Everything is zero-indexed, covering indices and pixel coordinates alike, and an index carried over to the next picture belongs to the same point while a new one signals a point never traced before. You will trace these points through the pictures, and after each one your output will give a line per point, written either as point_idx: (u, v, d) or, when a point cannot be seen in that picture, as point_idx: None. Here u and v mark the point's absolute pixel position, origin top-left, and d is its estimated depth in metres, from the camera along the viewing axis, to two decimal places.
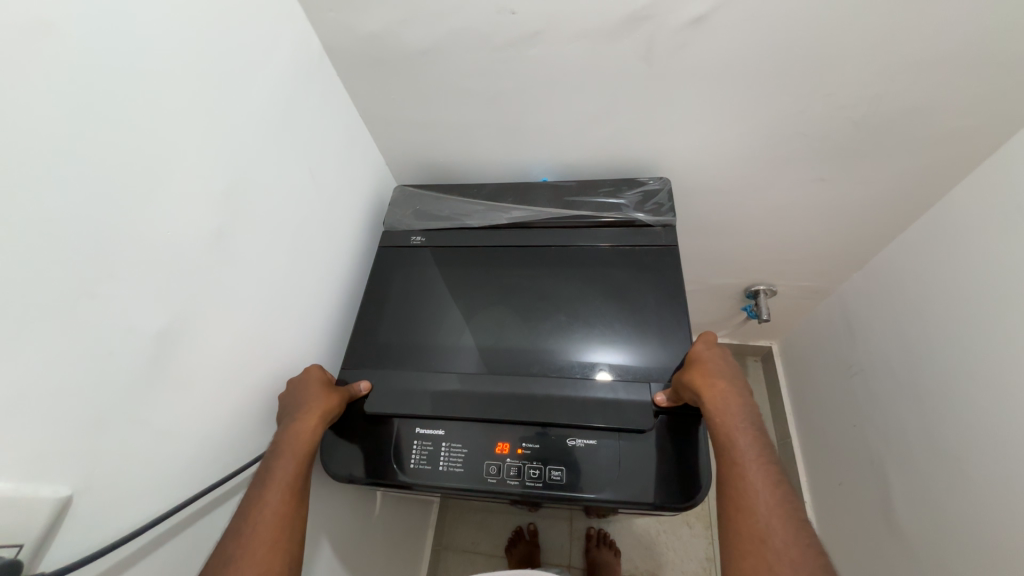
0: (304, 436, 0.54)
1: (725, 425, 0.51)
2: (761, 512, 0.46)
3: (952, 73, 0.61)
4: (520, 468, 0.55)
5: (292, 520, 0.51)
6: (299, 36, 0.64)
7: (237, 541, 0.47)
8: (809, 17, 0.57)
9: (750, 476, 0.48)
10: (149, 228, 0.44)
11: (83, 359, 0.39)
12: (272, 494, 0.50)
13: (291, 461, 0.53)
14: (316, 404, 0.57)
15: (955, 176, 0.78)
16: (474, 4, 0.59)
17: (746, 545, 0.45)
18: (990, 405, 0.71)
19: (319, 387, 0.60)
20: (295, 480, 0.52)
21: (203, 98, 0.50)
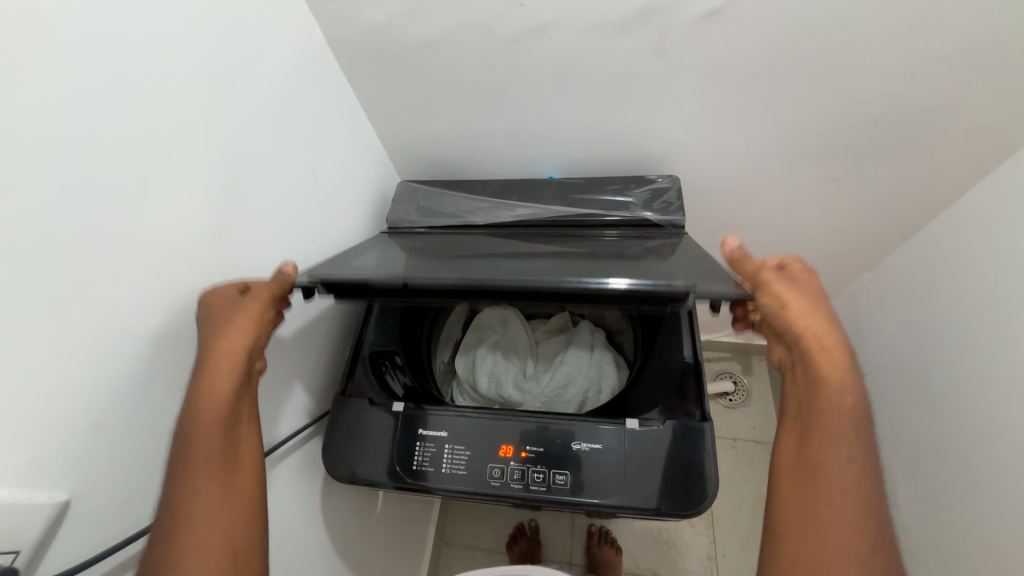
0: (218, 393, 0.47)
1: (835, 411, 0.46)
2: (847, 482, 0.45)
3: (977, 69, 0.58)
4: (524, 472, 0.53)
5: (239, 483, 0.48)
6: (302, 27, 0.62)
7: (177, 519, 0.44)
8: (830, 9, 0.55)
9: (840, 483, 0.45)
10: (141, 227, 0.43)
11: (80, 361, 0.38)
12: (204, 462, 0.46)
13: (208, 422, 0.46)
14: (226, 346, 0.48)
15: (974, 178, 0.75)
16: None
17: (821, 510, 0.45)
18: (999, 411, 0.70)
19: (231, 304, 0.49)
20: (224, 437, 0.47)
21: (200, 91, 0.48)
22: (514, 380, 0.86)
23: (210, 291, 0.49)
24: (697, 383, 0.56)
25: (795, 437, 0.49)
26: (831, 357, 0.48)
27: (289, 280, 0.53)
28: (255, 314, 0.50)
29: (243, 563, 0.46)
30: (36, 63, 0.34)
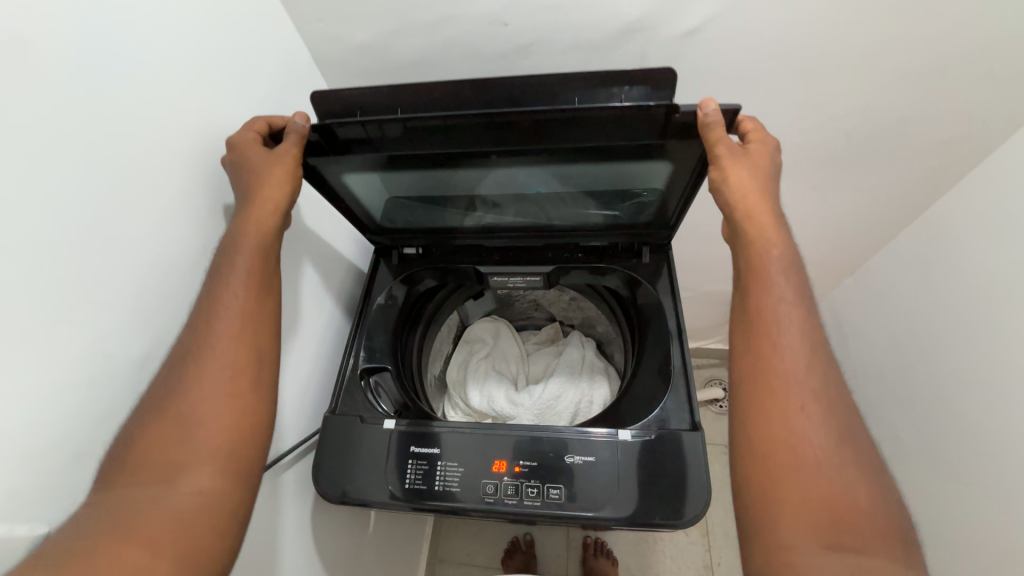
0: (258, 228, 0.49)
1: (766, 264, 0.47)
2: (791, 324, 0.44)
3: (945, 82, 0.61)
4: (518, 487, 0.53)
5: (262, 325, 0.48)
6: (289, 47, 0.63)
7: (200, 343, 0.44)
8: (804, 27, 0.57)
9: (787, 332, 0.44)
10: (123, 254, 0.42)
11: (60, 390, 0.37)
12: (231, 294, 0.46)
13: (247, 255, 0.48)
14: (264, 183, 0.50)
15: (947, 184, 0.78)
16: (467, 14, 0.59)
17: (763, 351, 0.44)
18: (982, 410, 0.72)
19: (257, 159, 0.51)
20: (260, 269, 0.49)
21: (184, 119, 0.48)
22: (507, 392, 0.86)
23: (235, 140, 0.51)
24: (687, 393, 0.57)
25: (740, 296, 0.49)
26: (749, 212, 0.49)
27: (304, 134, 0.52)
28: (286, 169, 0.51)
29: (257, 417, 0.44)
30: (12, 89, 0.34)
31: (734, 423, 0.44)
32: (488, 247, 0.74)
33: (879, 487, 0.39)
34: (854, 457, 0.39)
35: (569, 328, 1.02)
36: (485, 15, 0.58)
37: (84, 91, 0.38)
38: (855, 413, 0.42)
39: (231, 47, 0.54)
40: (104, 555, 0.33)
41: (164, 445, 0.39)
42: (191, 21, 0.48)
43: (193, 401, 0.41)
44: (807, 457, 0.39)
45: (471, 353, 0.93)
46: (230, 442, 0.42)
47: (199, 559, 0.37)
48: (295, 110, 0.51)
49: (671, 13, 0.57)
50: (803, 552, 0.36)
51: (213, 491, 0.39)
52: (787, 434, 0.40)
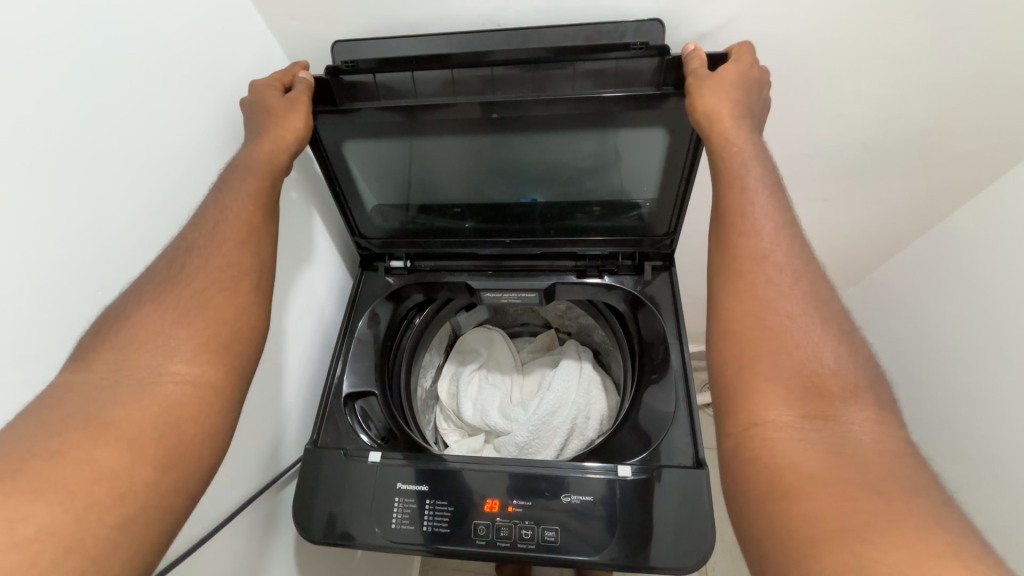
0: (264, 157, 0.50)
1: (735, 153, 0.44)
2: (766, 230, 0.42)
3: (970, 96, 0.58)
4: (511, 529, 0.50)
5: (259, 228, 0.47)
6: (261, 47, 0.57)
7: (201, 237, 0.44)
8: (824, 34, 0.52)
9: (762, 221, 0.42)
10: (53, 288, 0.37)
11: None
12: (235, 201, 0.47)
13: (252, 176, 0.48)
14: (282, 115, 0.51)
15: (961, 198, 0.75)
16: (456, 15, 0.53)
17: (744, 264, 0.41)
18: (995, 433, 0.70)
19: (276, 99, 0.52)
20: (263, 194, 0.48)
21: (107, 131, 0.41)
22: (500, 406, 0.83)
23: (257, 87, 0.53)
24: (690, 426, 0.54)
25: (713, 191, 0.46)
26: (721, 118, 0.46)
27: (313, 85, 0.53)
28: (303, 116, 0.52)
29: (246, 315, 0.43)
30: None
31: (708, 308, 0.43)
32: (480, 255, 0.69)
33: (857, 359, 0.38)
34: (830, 329, 0.38)
35: (565, 336, 0.99)
36: (475, 17, 0.54)
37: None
38: (830, 288, 0.41)
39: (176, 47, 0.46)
40: (70, 450, 0.31)
41: (144, 339, 0.37)
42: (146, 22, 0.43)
43: (184, 295, 0.40)
44: (783, 334, 0.38)
45: (463, 364, 0.90)
46: (218, 338, 0.40)
47: (183, 452, 0.35)
48: (302, 70, 0.54)
49: (680, 17, 0.52)
50: (780, 427, 0.35)
51: (199, 381, 0.38)
52: (763, 315, 0.39)
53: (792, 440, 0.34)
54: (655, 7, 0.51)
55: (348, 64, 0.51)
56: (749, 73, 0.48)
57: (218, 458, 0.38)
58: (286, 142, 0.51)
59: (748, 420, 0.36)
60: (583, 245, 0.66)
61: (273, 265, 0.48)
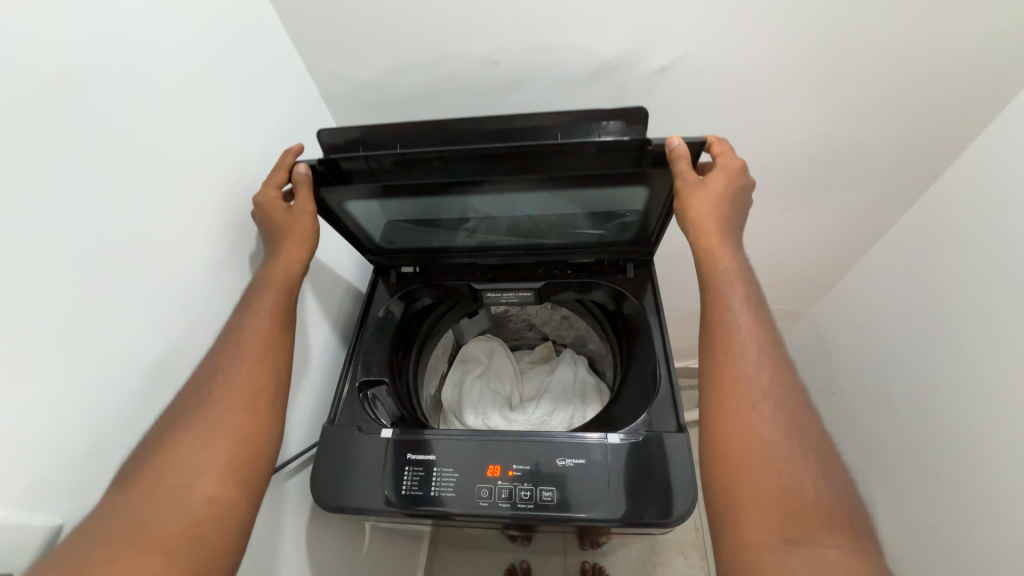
0: (280, 271, 0.54)
1: (718, 271, 0.53)
2: (739, 308, 0.50)
3: (892, 116, 0.69)
4: (511, 491, 0.54)
5: (279, 338, 0.51)
6: (301, 82, 0.68)
7: (228, 351, 0.48)
8: (762, 67, 0.64)
9: (744, 342, 0.48)
10: (135, 259, 0.43)
11: (40, 406, 0.35)
12: (258, 317, 0.51)
13: (270, 292, 0.53)
14: (292, 227, 0.55)
15: (904, 204, 0.85)
16: (462, 55, 0.65)
17: (726, 378, 0.47)
18: (956, 414, 0.76)
19: (283, 212, 0.56)
20: (280, 308, 0.53)
21: (182, 137, 0.48)
22: (501, 409, 0.87)
23: (262, 199, 0.56)
24: (673, 400, 0.60)
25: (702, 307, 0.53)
26: (704, 227, 0.55)
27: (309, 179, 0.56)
28: (308, 224, 0.56)
29: (267, 426, 0.46)
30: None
31: (701, 425, 0.47)
32: (482, 264, 0.78)
33: (834, 475, 0.41)
34: (807, 450, 0.42)
35: (563, 346, 1.05)
36: (477, 56, 0.65)
37: (74, 95, 0.38)
38: (802, 394, 0.46)
39: (227, 71, 0.54)
40: (115, 562, 0.34)
41: (177, 457, 0.41)
42: (211, 49, 0.52)
43: (211, 412, 0.44)
44: (762, 451, 0.42)
45: (466, 371, 0.95)
46: (244, 456, 0.43)
47: (207, 563, 0.38)
48: (299, 161, 0.54)
49: (644, 53, 0.63)
50: (763, 548, 0.38)
51: (223, 497, 0.41)
52: (746, 435, 0.43)
53: (774, 563, 0.37)
54: (623, 46, 0.63)
55: (347, 157, 0.53)
56: (732, 182, 0.56)
57: (236, 565, 0.41)
58: (298, 257, 0.55)
59: (735, 541, 0.39)
60: (572, 251, 0.75)
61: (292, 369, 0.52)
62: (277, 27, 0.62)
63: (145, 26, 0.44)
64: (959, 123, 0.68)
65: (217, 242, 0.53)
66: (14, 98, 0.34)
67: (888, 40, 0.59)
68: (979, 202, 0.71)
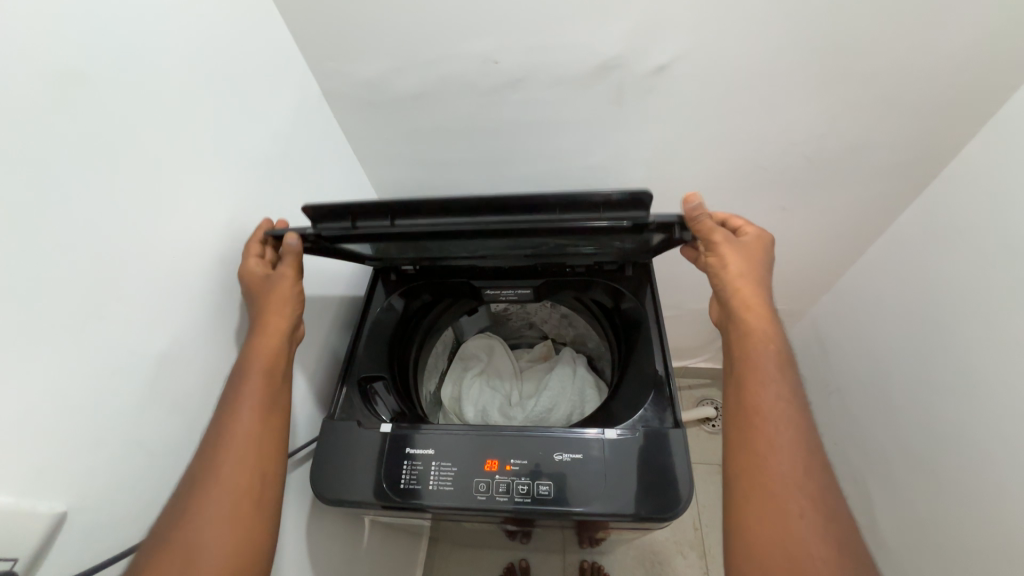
0: (268, 346, 0.53)
1: (755, 340, 0.53)
2: (773, 381, 0.50)
3: (890, 116, 0.69)
4: (509, 485, 0.55)
5: (268, 416, 0.51)
6: (303, 80, 0.68)
7: (218, 438, 0.47)
8: (759, 67, 0.65)
9: (774, 416, 0.48)
10: (140, 253, 0.44)
11: (46, 394, 0.36)
12: (247, 391, 0.50)
13: (258, 371, 0.51)
14: (274, 298, 0.54)
15: (902, 204, 0.85)
16: (462, 54, 0.65)
17: (758, 454, 0.47)
18: (954, 413, 0.76)
19: (267, 284, 0.55)
20: (269, 386, 0.52)
21: (187, 134, 0.49)
22: (500, 408, 0.88)
23: (245, 272, 0.55)
24: (670, 396, 0.60)
25: (733, 373, 0.54)
26: (740, 296, 0.55)
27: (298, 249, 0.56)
28: (290, 290, 0.55)
29: (262, 510, 0.47)
30: (9, 77, 0.34)
31: (731, 498, 0.48)
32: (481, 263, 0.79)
33: (857, 569, 0.41)
34: (835, 536, 0.43)
35: (562, 345, 1.05)
36: (478, 56, 0.65)
37: (85, 92, 0.39)
38: (830, 472, 0.47)
39: (231, 68, 0.55)
40: None
41: (175, 556, 0.41)
42: (216, 46, 0.53)
43: (206, 505, 0.44)
44: (792, 537, 0.43)
45: (466, 369, 0.96)
46: (241, 548, 0.44)
47: None
48: (287, 232, 0.55)
49: (641, 53, 0.64)
50: None
51: None
52: (778, 519, 0.44)
53: None
54: (621, 46, 0.63)
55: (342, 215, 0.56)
56: (763, 251, 0.57)
57: None
58: (282, 328, 0.54)
59: None
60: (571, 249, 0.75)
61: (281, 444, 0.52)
62: (279, 26, 0.63)
63: (153, 24, 0.45)
64: (956, 122, 0.69)
65: (219, 238, 0.54)
66: (26, 91, 0.35)
67: (885, 40, 0.60)
68: (978, 201, 0.72)
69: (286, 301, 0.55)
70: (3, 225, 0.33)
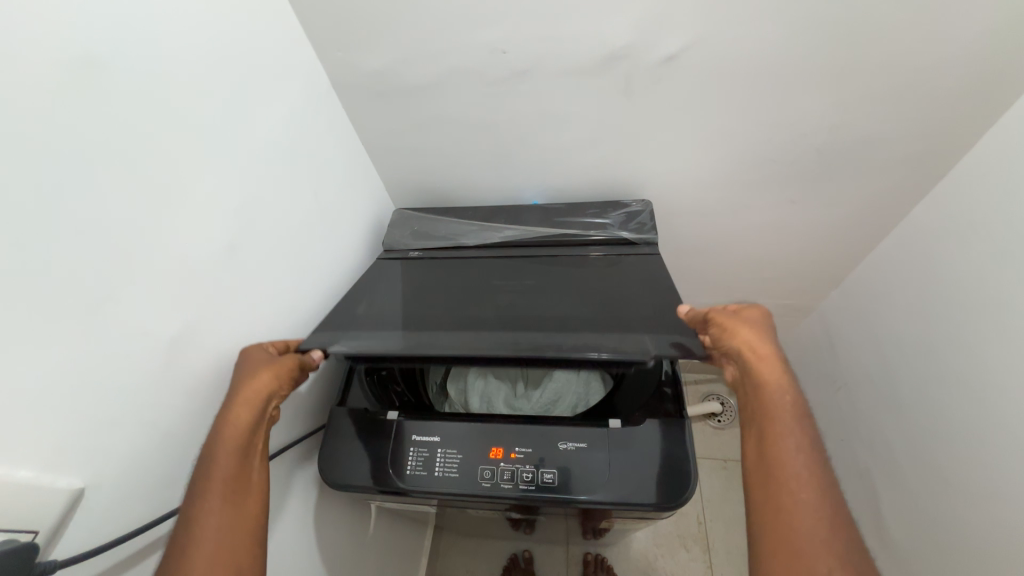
0: (236, 424, 0.50)
1: (778, 409, 0.52)
2: (793, 437, 0.51)
3: (903, 107, 0.68)
4: (514, 472, 0.55)
5: (238, 496, 0.48)
6: (311, 70, 0.69)
7: (190, 523, 0.46)
8: (769, 58, 0.64)
9: (800, 478, 0.49)
10: (152, 241, 0.45)
11: (63, 373, 0.37)
12: (211, 502, 0.47)
13: (225, 451, 0.48)
14: (252, 380, 0.52)
15: (914, 198, 0.84)
16: (469, 44, 0.65)
17: (784, 509, 0.48)
18: (962, 410, 0.75)
19: (254, 367, 0.53)
20: (237, 467, 0.49)
21: (198, 123, 0.49)
22: None
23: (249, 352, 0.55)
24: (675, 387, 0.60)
25: (754, 433, 0.54)
26: (761, 375, 0.54)
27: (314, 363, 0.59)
28: (272, 372, 0.53)
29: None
30: (28, 62, 0.34)
31: (760, 549, 0.49)
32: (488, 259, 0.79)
33: None
34: None
35: None
36: (485, 45, 0.65)
37: (101, 81, 0.39)
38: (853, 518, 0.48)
39: (241, 58, 0.55)
40: None
41: None
42: (227, 36, 0.53)
43: None
44: None
45: None
46: None
47: None
48: (314, 350, 0.59)
49: (649, 43, 0.63)
50: None
51: None
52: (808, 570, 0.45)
53: None
54: (630, 36, 0.63)
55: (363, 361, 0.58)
56: (764, 324, 0.56)
57: None
58: (249, 409, 0.50)
59: None
60: None
61: (257, 522, 0.49)
62: (289, 15, 0.63)
63: (165, 13, 0.45)
64: (971, 115, 0.68)
65: (230, 226, 0.54)
66: (45, 77, 0.35)
67: (899, 30, 0.59)
68: (991, 195, 0.70)
69: (257, 394, 0.51)
70: (21, 208, 0.34)
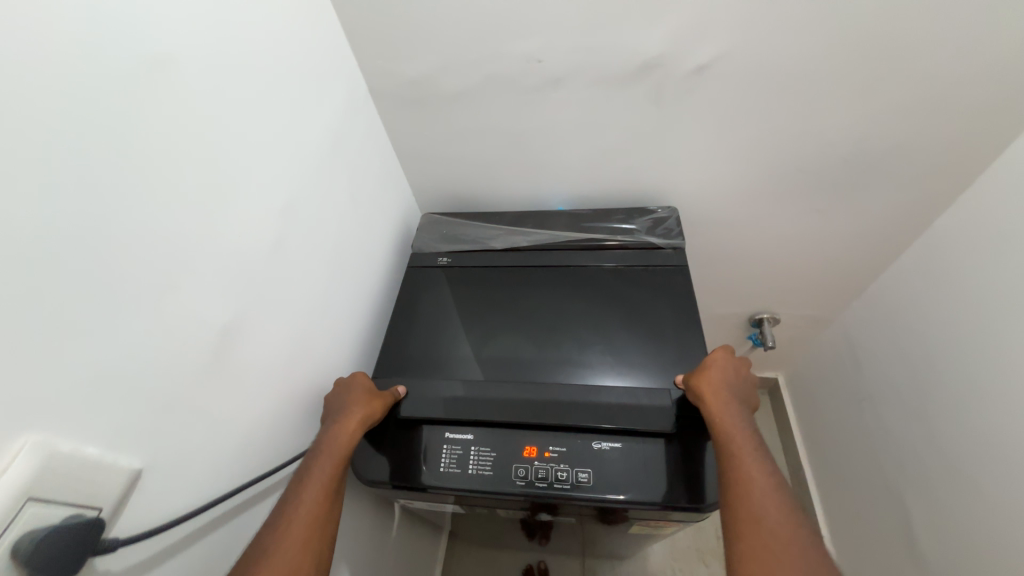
0: (341, 441, 0.55)
1: (728, 430, 0.53)
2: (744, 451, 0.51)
3: (929, 118, 0.69)
4: (548, 471, 0.55)
5: (327, 512, 0.51)
6: (352, 77, 0.71)
7: (280, 524, 0.48)
8: (798, 69, 0.66)
9: (750, 473, 0.49)
10: (209, 231, 0.46)
11: (128, 355, 0.38)
12: (306, 494, 0.51)
13: (328, 463, 0.53)
14: (358, 407, 0.58)
15: (939, 208, 0.85)
16: (506, 52, 0.68)
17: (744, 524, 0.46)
18: (992, 422, 0.75)
19: (357, 396, 0.60)
20: (331, 483, 0.52)
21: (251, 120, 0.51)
22: None
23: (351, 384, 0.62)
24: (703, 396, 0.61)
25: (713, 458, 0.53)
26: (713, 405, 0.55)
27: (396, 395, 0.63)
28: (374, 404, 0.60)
29: None
30: (114, 57, 0.37)
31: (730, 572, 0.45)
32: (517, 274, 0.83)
33: None
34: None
35: None
36: (522, 55, 0.68)
37: (167, 76, 0.41)
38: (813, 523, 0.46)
39: (290, 61, 0.57)
40: None
41: None
42: (276, 38, 0.55)
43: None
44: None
45: None
46: None
47: None
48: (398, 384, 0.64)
49: (681, 53, 0.65)
50: None
51: None
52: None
53: None
54: (663, 46, 0.65)
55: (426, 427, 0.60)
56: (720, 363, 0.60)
57: None
58: (353, 430, 0.56)
59: None
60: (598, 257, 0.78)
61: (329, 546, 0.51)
62: (333, 22, 0.65)
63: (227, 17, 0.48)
64: (996, 126, 0.69)
65: (275, 221, 0.56)
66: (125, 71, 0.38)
67: (927, 43, 0.60)
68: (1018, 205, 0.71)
69: (364, 418, 0.57)
70: (96, 194, 0.35)
